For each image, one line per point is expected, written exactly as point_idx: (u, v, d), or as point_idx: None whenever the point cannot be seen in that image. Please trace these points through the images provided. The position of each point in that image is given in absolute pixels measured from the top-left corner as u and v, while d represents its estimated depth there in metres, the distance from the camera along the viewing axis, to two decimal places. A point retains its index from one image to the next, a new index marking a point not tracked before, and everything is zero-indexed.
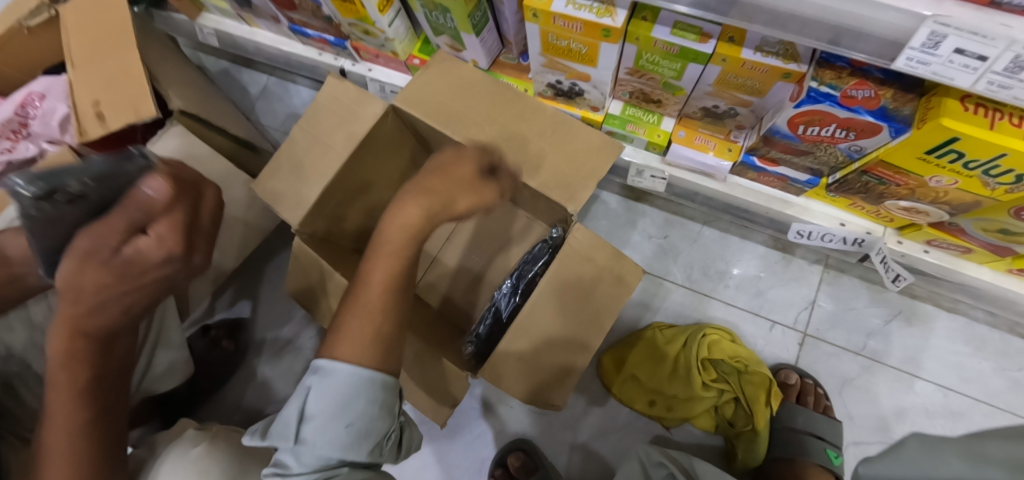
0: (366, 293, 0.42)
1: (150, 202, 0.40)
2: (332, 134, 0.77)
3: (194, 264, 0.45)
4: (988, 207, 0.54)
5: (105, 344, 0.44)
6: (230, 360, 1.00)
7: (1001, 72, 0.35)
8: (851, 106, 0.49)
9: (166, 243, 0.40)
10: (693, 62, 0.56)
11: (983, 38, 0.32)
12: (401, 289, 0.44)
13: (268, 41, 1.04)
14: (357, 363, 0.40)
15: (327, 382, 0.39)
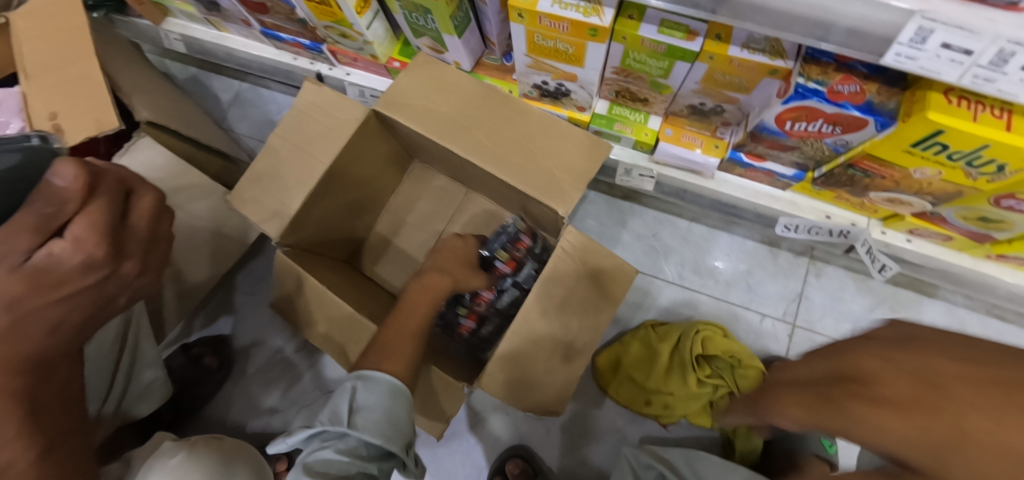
0: (395, 327, 0.48)
1: (63, 191, 0.37)
2: (312, 142, 0.74)
3: (125, 274, 0.41)
4: (970, 197, 0.55)
5: (35, 372, 0.34)
6: (214, 376, 0.96)
7: (985, 65, 0.36)
8: (838, 101, 0.50)
9: (85, 245, 0.37)
10: (680, 60, 0.56)
11: (970, 31, 0.33)
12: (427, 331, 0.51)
13: (240, 45, 1.00)
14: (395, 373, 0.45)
15: (373, 384, 0.43)
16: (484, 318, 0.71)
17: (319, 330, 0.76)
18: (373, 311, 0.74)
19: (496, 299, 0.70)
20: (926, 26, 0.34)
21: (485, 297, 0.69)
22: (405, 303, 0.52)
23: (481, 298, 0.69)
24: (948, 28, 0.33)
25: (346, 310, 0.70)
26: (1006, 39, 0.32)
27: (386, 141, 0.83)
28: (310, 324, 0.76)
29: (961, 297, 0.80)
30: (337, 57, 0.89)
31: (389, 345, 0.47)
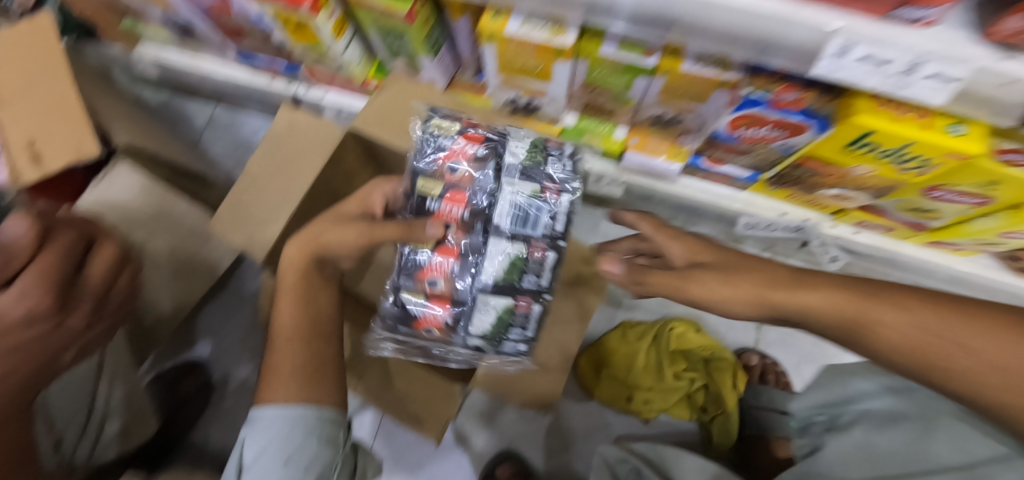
0: (279, 337, 0.50)
1: (14, 245, 0.41)
2: (289, 169, 0.79)
3: (72, 326, 0.44)
4: (904, 189, 0.61)
5: None
6: (193, 399, 0.95)
7: (900, 73, 0.42)
8: (779, 108, 0.56)
9: (29, 298, 0.39)
10: (640, 75, 0.60)
11: (884, 44, 0.39)
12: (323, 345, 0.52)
13: (214, 69, 1.01)
14: (283, 401, 0.44)
15: (261, 429, 0.43)
16: (456, 297, 0.56)
17: None
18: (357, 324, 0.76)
19: (469, 263, 0.55)
20: (849, 41, 0.40)
21: (439, 269, 0.55)
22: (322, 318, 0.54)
23: (431, 272, 0.56)
24: (866, 43, 0.39)
25: None
26: (917, 51, 0.39)
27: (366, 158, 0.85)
28: None
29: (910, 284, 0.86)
30: (314, 79, 0.92)
31: (272, 362, 0.48)
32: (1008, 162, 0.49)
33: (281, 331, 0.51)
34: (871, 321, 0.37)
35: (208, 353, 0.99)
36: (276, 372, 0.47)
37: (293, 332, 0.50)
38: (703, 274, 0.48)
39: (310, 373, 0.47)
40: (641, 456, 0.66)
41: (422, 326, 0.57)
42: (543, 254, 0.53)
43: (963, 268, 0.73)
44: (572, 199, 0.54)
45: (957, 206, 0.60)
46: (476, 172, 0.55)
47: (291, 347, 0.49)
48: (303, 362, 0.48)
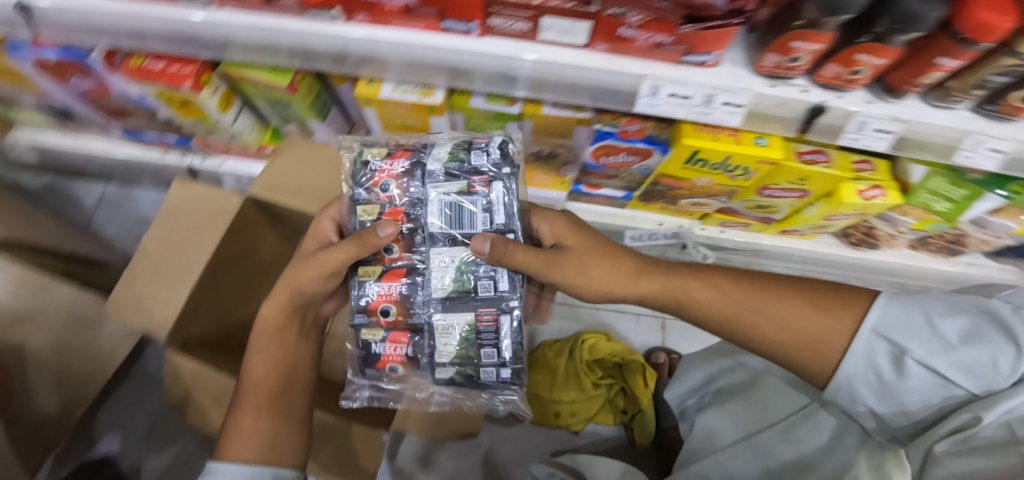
0: (251, 384, 0.53)
1: None
2: (191, 240, 0.76)
3: None
4: (746, 191, 0.72)
5: None
6: None
7: (701, 103, 0.55)
8: (626, 138, 0.65)
9: None
10: (508, 121, 0.68)
11: (680, 82, 0.53)
12: (287, 391, 0.54)
13: (100, 147, 0.97)
14: (242, 459, 0.47)
15: None
16: (414, 321, 0.54)
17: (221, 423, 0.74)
18: None
19: (416, 301, 0.53)
20: (655, 83, 0.53)
21: (387, 297, 0.53)
22: (285, 365, 0.55)
23: (382, 302, 0.54)
24: (668, 82, 0.53)
25: None
26: (706, 86, 0.53)
27: (271, 224, 0.86)
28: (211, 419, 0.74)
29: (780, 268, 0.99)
30: (209, 148, 0.91)
31: (234, 423, 0.50)
32: (810, 162, 0.62)
33: (252, 377, 0.54)
34: (767, 300, 0.49)
35: (118, 447, 0.92)
36: (237, 434, 0.49)
37: (264, 379, 0.54)
38: (582, 261, 0.56)
39: (271, 435, 0.49)
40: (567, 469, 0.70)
41: (386, 364, 0.54)
42: (481, 246, 0.49)
43: (813, 249, 0.88)
44: (506, 185, 0.52)
45: (786, 200, 0.72)
46: (406, 197, 0.54)
47: (255, 410, 0.50)
48: (264, 421, 0.50)
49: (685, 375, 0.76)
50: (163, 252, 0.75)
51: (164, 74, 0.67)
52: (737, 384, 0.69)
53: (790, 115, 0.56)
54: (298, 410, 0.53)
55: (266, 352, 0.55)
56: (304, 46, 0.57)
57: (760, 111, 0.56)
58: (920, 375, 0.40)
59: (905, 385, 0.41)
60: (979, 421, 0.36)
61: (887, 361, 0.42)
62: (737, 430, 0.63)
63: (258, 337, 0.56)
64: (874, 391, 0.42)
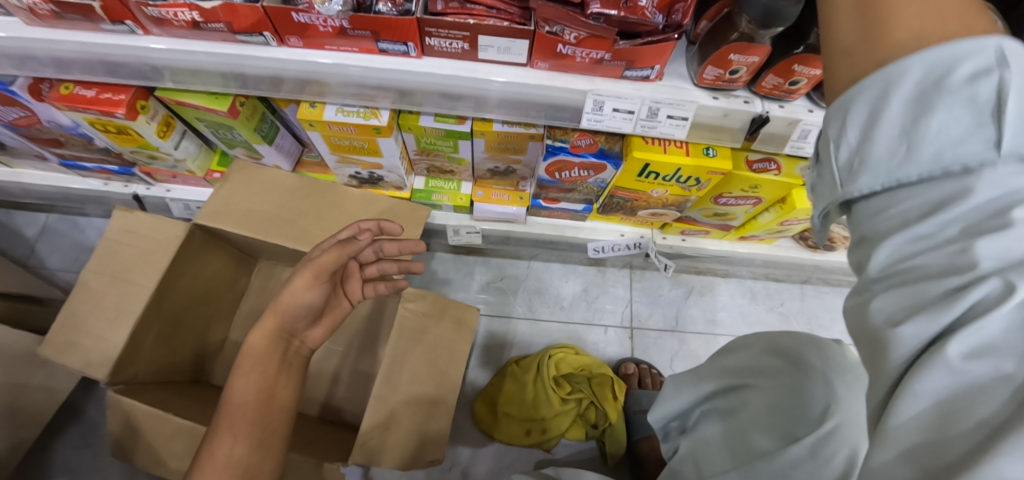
0: (232, 407, 0.46)
1: None
2: (136, 268, 0.70)
3: None
4: (701, 200, 0.73)
5: None
6: None
7: (646, 118, 0.54)
8: (579, 153, 0.64)
9: None
10: (461, 139, 0.67)
11: (624, 98, 0.52)
12: (273, 418, 0.47)
13: (38, 179, 0.92)
14: None
15: None
16: None
17: (172, 466, 0.69)
18: None
19: None
20: (599, 99, 0.52)
21: None
22: (272, 388, 0.48)
23: None
24: (611, 99, 0.52)
25: (190, 432, 0.65)
26: (649, 100, 0.52)
27: (217, 252, 0.81)
28: (161, 461, 0.69)
29: (745, 271, 1.00)
30: (153, 176, 0.88)
31: (206, 452, 0.44)
32: (760, 170, 0.64)
33: (235, 398, 0.46)
34: None
35: None
36: (213, 458, 0.43)
37: (242, 403, 0.46)
38: None
39: (250, 464, 0.44)
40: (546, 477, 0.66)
41: None
42: None
43: (773, 253, 0.88)
44: None
45: (741, 208, 0.73)
46: None
47: (233, 436, 0.44)
48: (239, 451, 0.44)
49: (669, 397, 0.53)
50: (104, 285, 0.70)
51: (94, 102, 0.63)
52: (724, 407, 0.47)
53: (737, 125, 0.56)
54: (278, 438, 0.47)
55: (249, 376, 0.47)
56: (237, 71, 0.55)
57: (706, 122, 0.56)
58: (949, 113, 0.19)
59: (925, 123, 0.20)
60: (978, 270, 0.17)
61: (960, 76, 0.19)
62: (714, 456, 0.45)
63: (243, 358, 0.48)
64: (902, 150, 0.20)
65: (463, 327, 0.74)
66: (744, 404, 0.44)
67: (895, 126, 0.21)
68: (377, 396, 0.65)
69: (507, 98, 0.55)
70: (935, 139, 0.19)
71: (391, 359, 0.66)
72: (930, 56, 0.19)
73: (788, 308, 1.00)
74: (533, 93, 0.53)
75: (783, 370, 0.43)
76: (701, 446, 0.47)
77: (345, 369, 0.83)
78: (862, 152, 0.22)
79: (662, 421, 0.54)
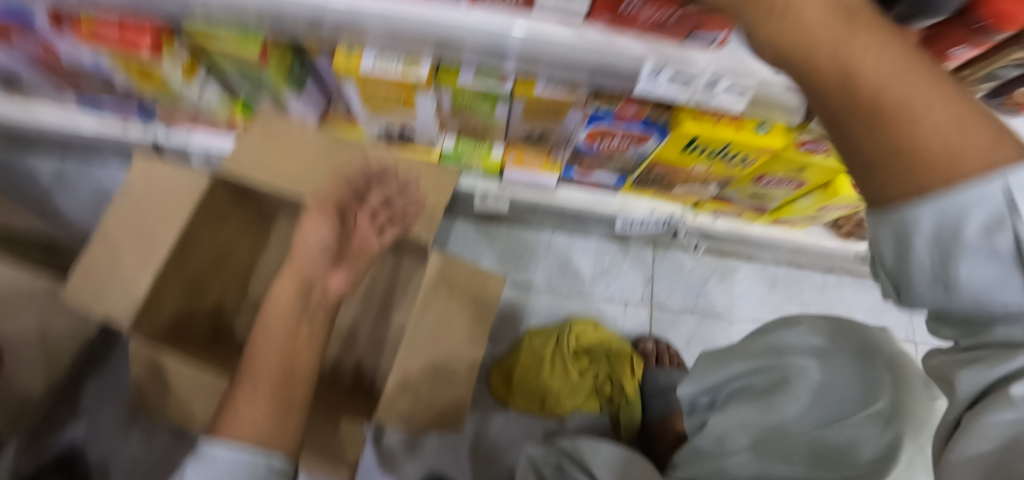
0: (255, 361, 0.45)
1: None
2: (159, 217, 0.68)
3: None
4: (741, 180, 0.70)
5: None
6: None
7: (704, 88, 0.51)
8: (623, 121, 0.62)
9: None
10: (499, 101, 0.64)
11: (684, 65, 0.49)
12: (295, 370, 0.46)
13: (55, 121, 0.89)
14: (235, 440, 0.40)
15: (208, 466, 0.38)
16: None
17: (198, 415, 0.70)
18: None
19: None
20: (658, 64, 0.49)
21: None
22: (290, 338, 0.48)
23: None
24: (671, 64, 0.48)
25: (218, 383, 0.66)
26: (711, 68, 0.48)
27: (238, 209, 0.80)
28: (183, 411, 0.70)
29: (769, 258, 0.98)
30: (172, 120, 0.86)
31: (228, 404, 0.43)
32: (810, 151, 0.61)
33: (256, 351, 0.46)
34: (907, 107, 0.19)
35: (83, 439, 0.87)
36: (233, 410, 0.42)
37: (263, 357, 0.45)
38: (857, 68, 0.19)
39: (274, 417, 0.42)
40: (562, 451, 0.65)
41: None
42: None
43: (803, 241, 0.87)
44: None
45: (781, 191, 0.71)
46: None
47: (254, 390, 0.43)
48: (259, 406, 0.42)
49: (702, 374, 0.58)
50: (124, 235, 0.67)
51: (112, 37, 0.58)
52: (757, 385, 0.52)
53: (794, 104, 0.54)
54: (301, 394, 0.46)
55: (273, 327, 0.47)
56: (274, 12, 0.51)
57: (763, 98, 0.53)
58: (976, 264, 0.21)
59: (957, 272, 0.22)
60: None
61: (974, 230, 0.20)
62: (743, 414, 0.51)
63: (269, 313, 0.49)
64: (940, 287, 0.23)
65: (480, 293, 0.72)
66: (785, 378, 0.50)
67: (921, 268, 0.23)
68: (400, 357, 0.64)
69: (557, 59, 0.51)
70: (972, 284, 0.22)
71: (414, 324, 0.65)
72: (952, 207, 0.19)
73: (807, 297, 0.99)
74: (592, 52, 0.50)
75: (825, 353, 0.49)
76: (732, 426, 0.52)
77: (364, 331, 0.83)
78: (899, 277, 0.25)
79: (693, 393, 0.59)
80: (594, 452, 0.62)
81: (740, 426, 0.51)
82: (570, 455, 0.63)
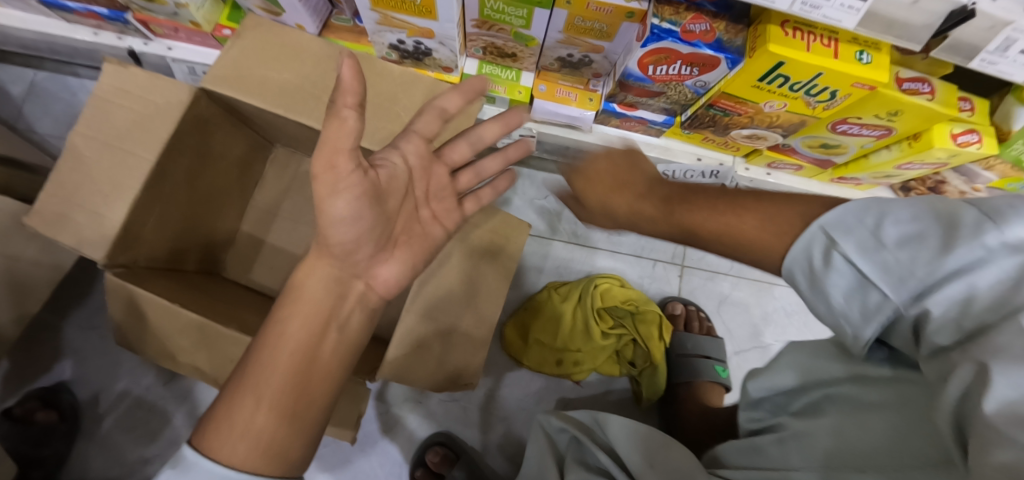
0: (267, 362, 0.34)
1: None
2: (132, 135, 0.59)
3: None
4: (814, 125, 0.61)
5: None
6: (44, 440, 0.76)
7: None
8: (690, 41, 0.50)
9: None
10: (538, 6, 0.52)
11: None
12: (309, 384, 0.35)
13: (16, 20, 0.77)
14: (231, 460, 0.31)
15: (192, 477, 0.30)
16: None
17: (182, 361, 0.64)
18: (239, 318, 0.63)
19: None
20: None
21: None
22: (301, 342, 0.35)
23: None
24: None
25: (201, 329, 0.59)
26: None
27: (229, 129, 0.71)
28: (170, 354, 0.64)
29: None
30: (150, 28, 0.73)
31: (228, 407, 0.33)
32: (910, 91, 0.51)
33: (271, 352, 0.34)
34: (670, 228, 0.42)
35: (71, 375, 0.83)
36: (231, 418, 0.32)
37: (285, 363, 0.34)
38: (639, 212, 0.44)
39: (280, 437, 0.33)
40: (579, 424, 0.57)
41: None
42: None
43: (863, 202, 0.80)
44: None
45: (858, 140, 0.62)
46: None
47: (255, 401, 0.32)
48: (262, 421, 0.32)
49: (781, 365, 0.39)
50: (96, 156, 0.58)
51: None
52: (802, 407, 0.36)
53: (923, 21, 0.42)
54: (314, 408, 0.35)
55: (302, 321, 0.35)
56: None
57: (884, 13, 0.42)
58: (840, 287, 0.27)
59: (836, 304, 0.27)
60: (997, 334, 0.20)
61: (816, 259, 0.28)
62: (802, 422, 0.35)
63: (288, 298, 0.36)
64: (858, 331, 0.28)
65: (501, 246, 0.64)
66: (863, 395, 0.30)
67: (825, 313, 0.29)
68: (410, 303, 0.58)
69: None
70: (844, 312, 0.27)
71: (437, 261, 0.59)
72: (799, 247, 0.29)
73: None
74: None
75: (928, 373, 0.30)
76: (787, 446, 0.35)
77: None
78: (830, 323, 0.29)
79: (760, 391, 0.41)
80: (616, 423, 0.51)
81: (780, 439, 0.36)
82: (585, 428, 0.55)
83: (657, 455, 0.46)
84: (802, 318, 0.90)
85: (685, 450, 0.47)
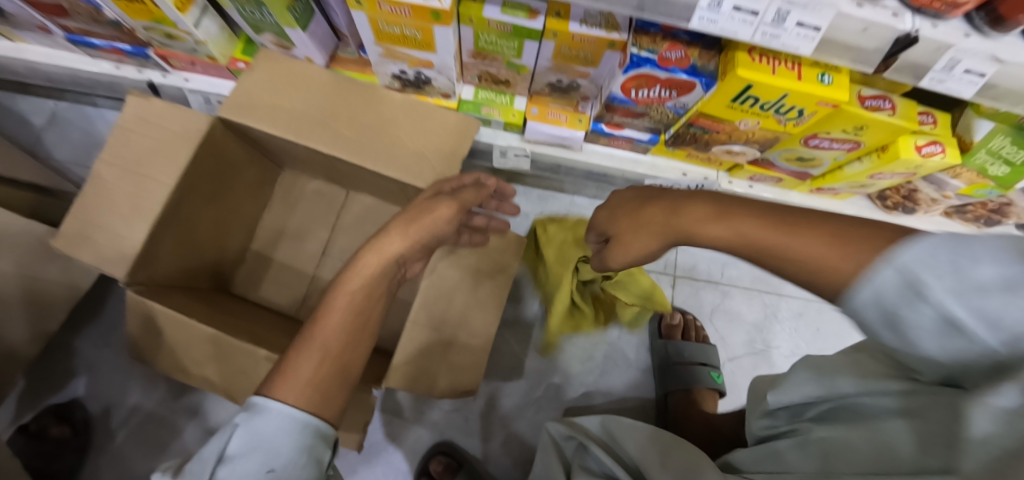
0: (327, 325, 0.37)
1: None
2: (151, 162, 0.63)
3: None
4: (788, 140, 0.65)
5: None
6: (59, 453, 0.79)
7: (771, 23, 0.44)
8: (667, 67, 0.55)
9: None
10: (528, 39, 0.57)
11: None
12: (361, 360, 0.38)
13: (42, 56, 0.83)
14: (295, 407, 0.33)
15: (262, 421, 0.33)
16: None
17: (196, 373, 0.67)
18: (250, 332, 0.66)
19: None
20: None
21: None
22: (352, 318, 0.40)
23: None
24: None
25: (215, 341, 0.62)
26: None
27: (242, 152, 0.75)
28: (184, 368, 0.67)
29: None
30: (169, 62, 0.79)
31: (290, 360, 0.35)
32: (873, 108, 0.55)
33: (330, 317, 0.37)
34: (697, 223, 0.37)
35: (84, 392, 0.85)
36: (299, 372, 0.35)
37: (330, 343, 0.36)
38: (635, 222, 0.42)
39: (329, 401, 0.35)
40: (591, 435, 0.58)
41: None
42: None
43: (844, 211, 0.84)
44: None
45: (831, 153, 0.66)
46: None
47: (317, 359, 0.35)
48: (326, 371, 0.35)
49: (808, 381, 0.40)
50: (117, 181, 0.63)
51: None
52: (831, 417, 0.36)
53: (873, 46, 0.47)
54: (361, 366, 0.39)
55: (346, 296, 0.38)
56: None
57: (837, 39, 0.46)
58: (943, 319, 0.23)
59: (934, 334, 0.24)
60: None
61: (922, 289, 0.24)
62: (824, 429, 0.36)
63: (348, 274, 0.40)
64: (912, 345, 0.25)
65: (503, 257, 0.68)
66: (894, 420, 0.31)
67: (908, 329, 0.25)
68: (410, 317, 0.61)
69: None
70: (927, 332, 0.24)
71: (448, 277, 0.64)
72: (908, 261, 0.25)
73: None
74: None
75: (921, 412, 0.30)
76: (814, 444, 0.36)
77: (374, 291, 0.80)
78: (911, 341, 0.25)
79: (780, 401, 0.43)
80: (627, 425, 0.54)
81: (804, 442, 0.37)
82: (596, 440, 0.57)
83: (666, 454, 0.48)
84: (794, 324, 0.94)
85: (693, 447, 0.48)
